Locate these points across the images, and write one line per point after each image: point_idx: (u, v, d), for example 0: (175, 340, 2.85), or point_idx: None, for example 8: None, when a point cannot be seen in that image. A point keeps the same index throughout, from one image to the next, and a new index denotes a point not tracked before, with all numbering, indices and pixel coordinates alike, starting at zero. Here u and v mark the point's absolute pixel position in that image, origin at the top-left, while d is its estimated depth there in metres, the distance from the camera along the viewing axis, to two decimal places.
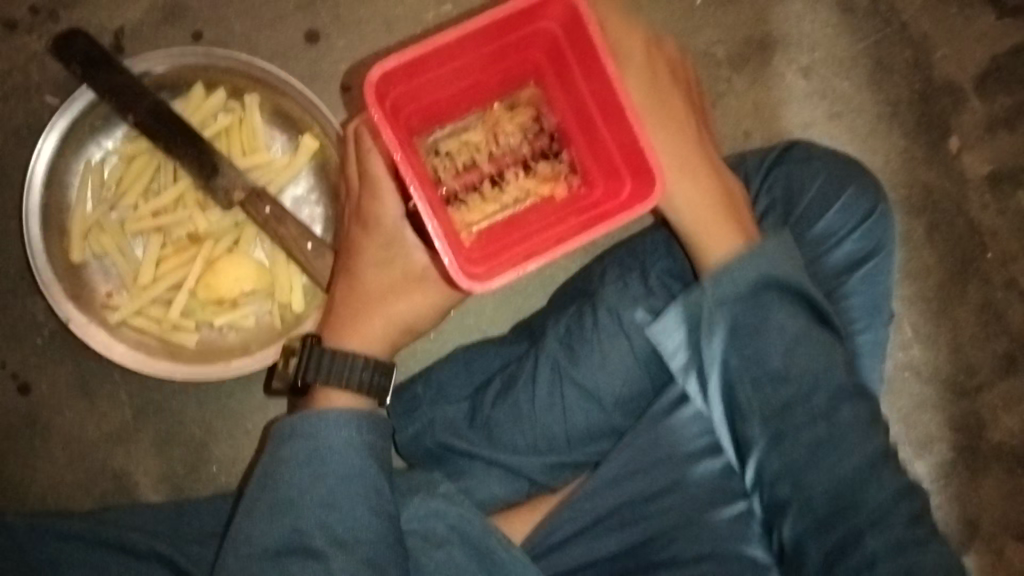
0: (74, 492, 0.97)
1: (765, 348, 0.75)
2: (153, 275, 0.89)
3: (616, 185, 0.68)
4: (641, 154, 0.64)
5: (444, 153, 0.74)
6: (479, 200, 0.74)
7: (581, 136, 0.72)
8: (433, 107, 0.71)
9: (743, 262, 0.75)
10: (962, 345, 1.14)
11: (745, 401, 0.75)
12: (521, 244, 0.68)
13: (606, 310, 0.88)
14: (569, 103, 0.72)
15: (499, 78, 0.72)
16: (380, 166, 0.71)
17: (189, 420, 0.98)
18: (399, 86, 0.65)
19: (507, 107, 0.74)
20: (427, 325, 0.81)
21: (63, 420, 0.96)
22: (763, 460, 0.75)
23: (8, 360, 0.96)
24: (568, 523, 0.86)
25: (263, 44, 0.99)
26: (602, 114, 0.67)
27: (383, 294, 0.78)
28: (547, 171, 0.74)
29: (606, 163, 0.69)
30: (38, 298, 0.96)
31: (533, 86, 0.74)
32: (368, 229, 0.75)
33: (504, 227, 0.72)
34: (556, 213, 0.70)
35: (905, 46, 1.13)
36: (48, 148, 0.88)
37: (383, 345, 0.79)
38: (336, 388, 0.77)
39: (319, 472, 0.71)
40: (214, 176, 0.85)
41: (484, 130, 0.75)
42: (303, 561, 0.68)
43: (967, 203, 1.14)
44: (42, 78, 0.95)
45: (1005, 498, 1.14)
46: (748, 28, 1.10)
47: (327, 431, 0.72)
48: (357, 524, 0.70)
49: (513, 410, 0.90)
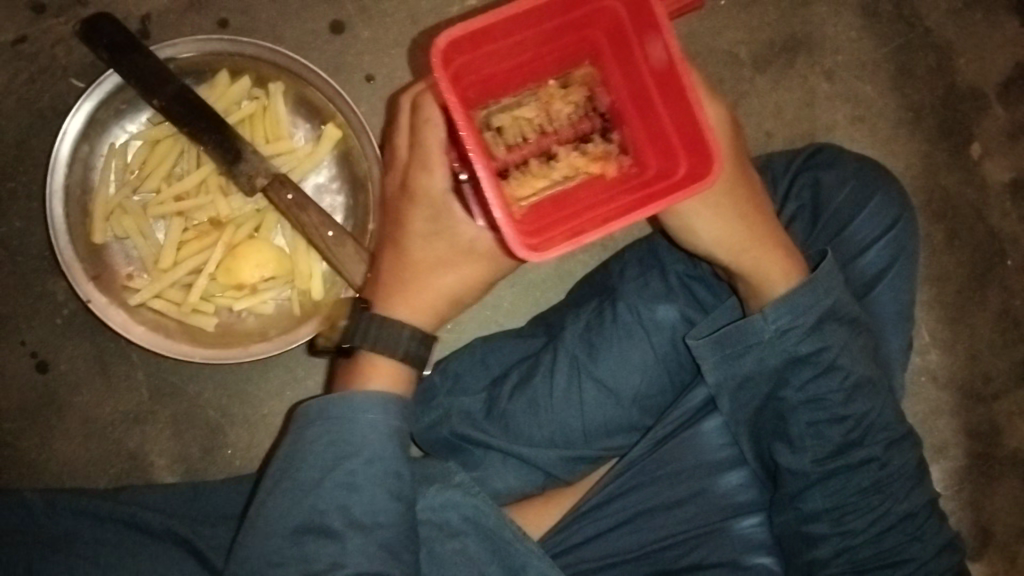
0: (89, 470, 0.97)
1: (825, 391, 0.80)
2: (174, 259, 0.89)
3: (670, 166, 0.65)
4: (703, 133, 0.61)
5: (496, 127, 0.70)
6: (528, 176, 0.70)
7: (636, 117, 0.69)
8: (490, 79, 0.68)
9: (812, 289, 0.77)
10: (980, 352, 1.13)
11: (796, 433, 0.81)
12: (572, 221, 0.65)
13: (625, 304, 0.90)
14: (625, 85, 0.69)
15: (555, 56, 0.70)
16: (436, 142, 0.70)
17: (205, 403, 0.98)
18: (464, 55, 0.63)
19: (561, 86, 0.72)
20: (472, 298, 0.80)
21: (81, 400, 0.97)
22: (807, 496, 0.81)
23: (27, 338, 0.96)
24: (589, 525, 0.88)
25: (289, 34, 1.00)
26: (660, 92, 0.65)
27: (431, 267, 0.76)
28: (598, 151, 0.71)
29: (661, 144, 0.66)
30: (60, 278, 0.96)
31: (588, 66, 0.71)
32: (414, 200, 0.74)
33: (552, 205, 0.69)
34: (608, 193, 0.68)
35: (929, 51, 1.12)
36: (73, 128, 0.88)
37: (429, 317, 0.78)
38: (381, 355, 0.76)
39: (342, 452, 0.70)
40: (237, 163, 0.86)
41: (537, 107, 0.71)
42: (320, 540, 0.67)
43: (988, 210, 1.13)
44: (70, 61, 0.96)
45: (1018, 506, 1.13)
46: (774, 28, 1.10)
47: (351, 414, 0.71)
48: (375, 506, 0.70)
49: (531, 402, 0.89)
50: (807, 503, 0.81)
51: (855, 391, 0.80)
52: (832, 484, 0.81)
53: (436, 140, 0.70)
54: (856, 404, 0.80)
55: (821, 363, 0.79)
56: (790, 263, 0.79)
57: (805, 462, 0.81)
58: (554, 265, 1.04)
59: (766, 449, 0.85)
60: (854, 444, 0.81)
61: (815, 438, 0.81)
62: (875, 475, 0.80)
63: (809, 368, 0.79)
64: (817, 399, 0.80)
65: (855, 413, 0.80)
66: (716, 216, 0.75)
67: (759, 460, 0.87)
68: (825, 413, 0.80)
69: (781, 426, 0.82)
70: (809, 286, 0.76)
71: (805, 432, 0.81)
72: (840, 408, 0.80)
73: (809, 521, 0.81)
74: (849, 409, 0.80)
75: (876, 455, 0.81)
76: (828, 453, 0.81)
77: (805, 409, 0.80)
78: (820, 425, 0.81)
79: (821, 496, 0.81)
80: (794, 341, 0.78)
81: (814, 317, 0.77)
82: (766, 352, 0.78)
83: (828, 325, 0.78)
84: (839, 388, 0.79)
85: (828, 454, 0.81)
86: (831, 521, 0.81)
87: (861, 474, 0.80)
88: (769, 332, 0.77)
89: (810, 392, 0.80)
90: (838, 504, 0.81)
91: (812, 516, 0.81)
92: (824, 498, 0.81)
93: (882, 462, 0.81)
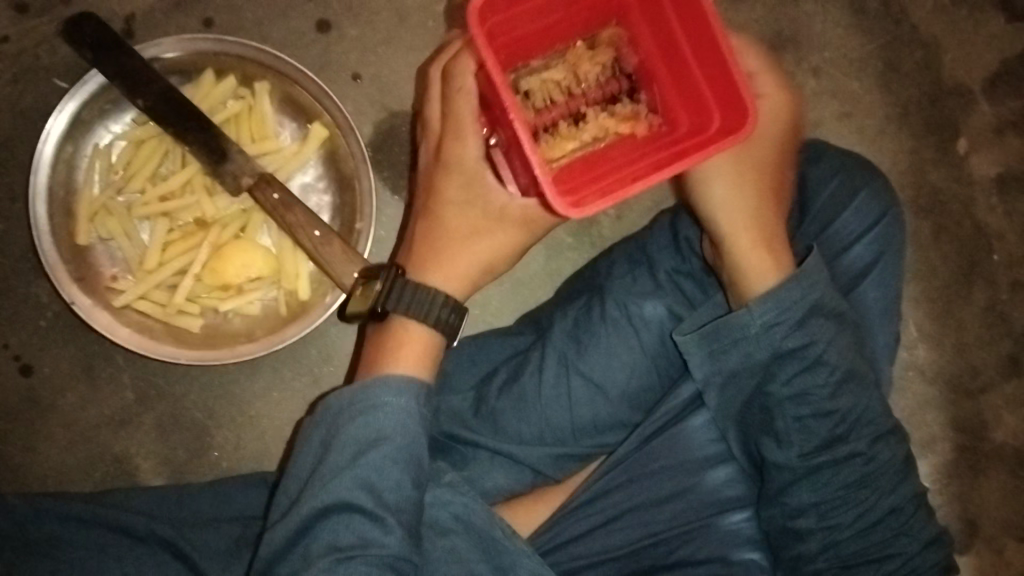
0: (74, 474, 0.96)
1: (809, 386, 0.79)
2: (159, 260, 0.88)
3: (700, 121, 0.71)
4: (735, 86, 0.67)
5: (526, 90, 0.77)
6: (560, 137, 0.77)
7: (663, 75, 0.75)
8: (521, 42, 0.75)
9: (794, 284, 0.77)
10: (967, 346, 1.14)
11: (783, 428, 0.81)
12: (611, 176, 0.71)
13: (613, 302, 0.90)
14: (650, 44, 0.75)
15: (583, 16, 0.76)
16: (467, 110, 0.70)
17: (192, 405, 0.98)
18: (498, 15, 0.70)
19: (588, 47, 0.78)
20: (506, 266, 0.78)
21: (65, 403, 0.96)
22: (794, 492, 0.82)
23: (11, 342, 0.95)
24: (579, 523, 0.88)
25: (275, 33, 0.99)
26: (688, 47, 0.70)
27: (465, 234, 0.75)
28: (626, 111, 0.77)
29: (691, 99, 0.72)
30: (43, 281, 0.96)
31: (614, 28, 0.78)
32: (449, 169, 0.74)
33: (584, 164, 0.76)
34: (639, 150, 0.74)
35: (915, 47, 1.13)
36: (56, 130, 0.87)
37: (461, 285, 0.76)
38: (413, 320, 0.75)
39: (378, 432, 0.69)
40: (223, 162, 0.86)
41: (566, 68, 0.78)
42: (348, 519, 0.67)
43: (974, 205, 1.14)
44: (52, 61, 0.95)
45: (1006, 499, 1.14)
46: (761, 26, 1.10)
47: (387, 395, 0.70)
48: (403, 490, 0.69)
49: (519, 400, 0.89)
50: (793, 498, 0.82)
51: (841, 386, 0.80)
52: (816, 480, 0.81)
53: (468, 106, 0.70)
54: (842, 398, 0.80)
55: (807, 358, 0.78)
56: (774, 257, 0.80)
57: (792, 456, 0.81)
58: (543, 262, 1.04)
59: (753, 445, 0.85)
60: (839, 439, 0.81)
61: (802, 433, 0.81)
62: (860, 470, 0.80)
63: (795, 363, 0.79)
64: (802, 394, 0.80)
65: (842, 408, 0.80)
66: (727, 186, 0.80)
67: (746, 456, 0.87)
68: (809, 407, 0.80)
69: (769, 422, 0.82)
70: (798, 277, 0.77)
71: (791, 429, 0.81)
72: (826, 403, 0.80)
73: (794, 517, 0.82)
74: (835, 403, 0.80)
75: (862, 450, 0.80)
76: (816, 446, 0.81)
77: (791, 405, 0.80)
78: (806, 420, 0.80)
79: (807, 491, 0.81)
80: (778, 336, 0.77)
81: (800, 311, 0.77)
82: (751, 348, 0.78)
83: (814, 320, 0.78)
84: (825, 383, 0.79)
85: (814, 448, 0.81)
86: (818, 515, 0.81)
87: (846, 470, 0.80)
88: (755, 327, 0.77)
89: (797, 386, 0.80)
90: (824, 500, 0.81)
91: (797, 512, 0.82)
92: (810, 493, 0.81)
93: (868, 457, 0.81)
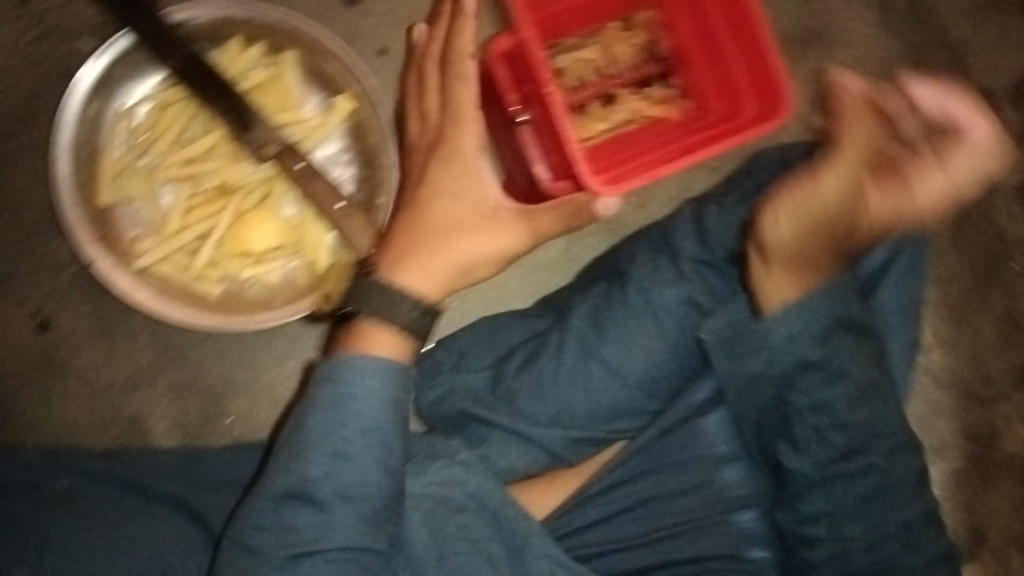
0: (88, 430, 0.96)
1: (831, 398, 0.80)
2: (181, 223, 0.88)
3: (736, 105, 0.71)
4: (770, 74, 0.66)
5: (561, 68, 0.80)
6: (590, 118, 0.79)
7: (699, 58, 0.75)
8: (555, 18, 0.78)
9: (823, 298, 0.74)
10: (982, 353, 1.13)
11: (801, 437, 0.81)
12: (639, 158, 0.73)
13: (635, 286, 0.89)
14: (684, 28, 0.76)
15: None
16: (467, 97, 0.74)
17: (206, 372, 0.97)
18: None
19: (623, 28, 0.81)
20: (488, 271, 0.76)
21: (79, 363, 0.95)
22: (806, 498, 0.81)
23: (28, 297, 0.95)
24: (594, 511, 0.88)
25: (303, 5, 0.99)
26: (726, 31, 0.69)
27: (451, 228, 0.73)
28: (658, 95, 0.79)
29: (725, 84, 0.72)
30: (62, 240, 0.95)
31: (649, 10, 0.79)
32: (444, 159, 0.74)
33: (613, 144, 0.78)
34: (667, 134, 0.76)
35: (944, 50, 1.12)
36: (80, 89, 0.86)
37: (435, 286, 0.73)
38: (376, 322, 0.71)
39: (339, 421, 0.67)
40: (248, 131, 0.84)
41: (599, 48, 0.81)
42: (303, 508, 0.67)
43: (995, 212, 1.13)
44: (79, 22, 0.95)
45: (1015, 509, 1.11)
46: (790, 21, 1.09)
47: (352, 381, 0.68)
48: (365, 479, 0.68)
49: (537, 382, 0.89)
50: (806, 505, 0.81)
51: (859, 400, 0.80)
52: (830, 489, 0.81)
53: (469, 96, 0.74)
54: (858, 413, 0.80)
55: (830, 370, 0.78)
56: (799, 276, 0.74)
57: (807, 465, 0.81)
58: (562, 248, 1.03)
59: (767, 446, 0.84)
60: (856, 451, 0.81)
61: (819, 442, 0.81)
62: (873, 485, 0.81)
63: (817, 374, 0.78)
64: (822, 404, 0.80)
65: (858, 421, 0.81)
66: None
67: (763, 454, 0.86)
68: (828, 419, 0.80)
69: (785, 428, 0.82)
70: (828, 287, 0.75)
71: (809, 437, 0.81)
72: (844, 416, 0.80)
73: (805, 524, 0.82)
74: (852, 416, 0.80)
75: (876, 463, 0.81)
76: (831, 458, 0.81)
77: (809, 414, 0.80)
78: (824, 433, 0.81)
79: (821, 500, 0.81)
80: (803, 347, 0.76)
81: (827, 324, 0.76)
82: (773, 358, 0.78)
83: (839, 334, 0.77)
84: (844, 394, 0.80)
85: (832, 458, 0.81)
86: (829, 526, 0.81)
87: (857, 485, 0.81)
88: (777, 337, 0.76)
89: (817, 397, 0.79)
90: (838, 508, 0.81)
91: (808, 519, 0.81)
92: (823, 501, 0.81)
93: (883, 470, 0.81)
